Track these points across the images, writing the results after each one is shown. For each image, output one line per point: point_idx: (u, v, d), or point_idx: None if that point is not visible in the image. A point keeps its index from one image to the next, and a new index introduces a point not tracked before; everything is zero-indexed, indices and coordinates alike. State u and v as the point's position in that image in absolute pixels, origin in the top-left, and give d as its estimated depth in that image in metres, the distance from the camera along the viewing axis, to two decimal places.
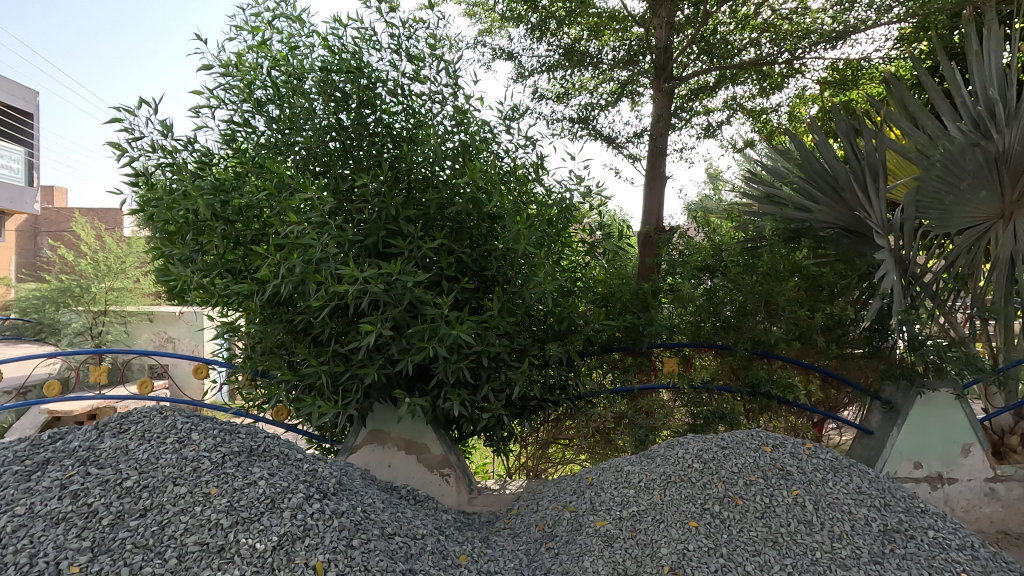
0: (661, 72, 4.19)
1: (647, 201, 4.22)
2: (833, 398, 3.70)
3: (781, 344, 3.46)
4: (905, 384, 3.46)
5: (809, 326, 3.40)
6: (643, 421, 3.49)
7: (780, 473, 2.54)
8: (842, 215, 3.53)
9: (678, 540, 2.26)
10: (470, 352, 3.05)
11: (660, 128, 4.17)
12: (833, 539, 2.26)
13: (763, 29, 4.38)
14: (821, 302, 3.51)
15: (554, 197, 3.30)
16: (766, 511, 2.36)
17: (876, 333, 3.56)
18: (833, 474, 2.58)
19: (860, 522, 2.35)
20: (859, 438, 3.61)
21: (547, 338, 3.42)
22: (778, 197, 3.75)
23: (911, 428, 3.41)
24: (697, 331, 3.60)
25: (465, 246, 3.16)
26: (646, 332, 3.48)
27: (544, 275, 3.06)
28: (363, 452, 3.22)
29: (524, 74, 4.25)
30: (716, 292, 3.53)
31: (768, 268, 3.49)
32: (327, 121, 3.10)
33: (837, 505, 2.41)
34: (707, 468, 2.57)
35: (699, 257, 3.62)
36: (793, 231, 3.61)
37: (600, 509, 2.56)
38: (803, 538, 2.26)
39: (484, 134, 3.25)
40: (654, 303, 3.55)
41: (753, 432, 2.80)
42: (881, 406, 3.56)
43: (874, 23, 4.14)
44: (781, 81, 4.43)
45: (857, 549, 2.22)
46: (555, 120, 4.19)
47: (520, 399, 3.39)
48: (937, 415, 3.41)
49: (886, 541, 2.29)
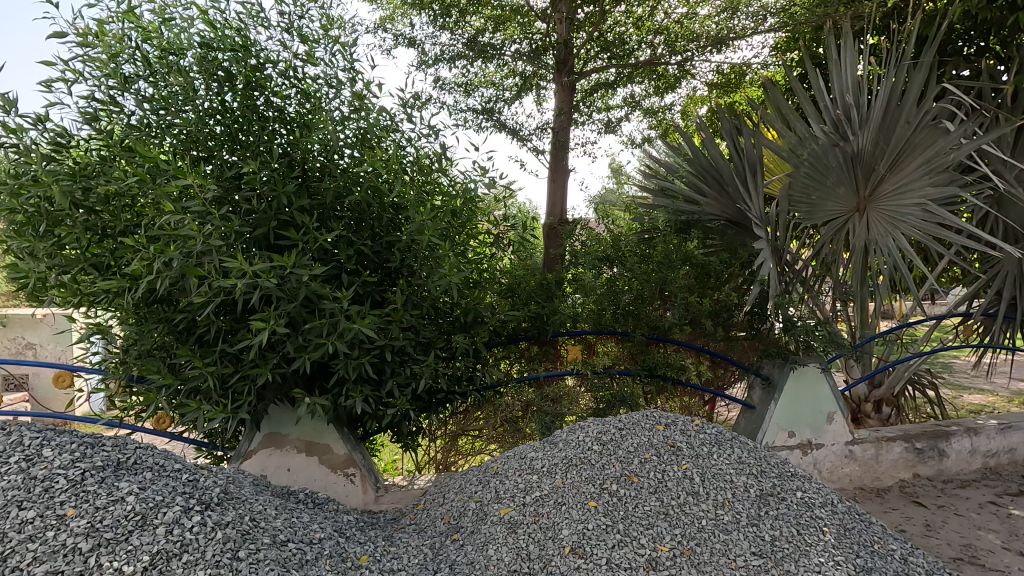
0: (563, 67, 4.34)
1: (551, 194, 4.32)
2: (721, 376, 4.03)
3: (675, 329, 3.68)
4: (780, 361, 3.82)
5: (698, 311, 3.65)
6: (549, 408, 3.60)
7: (671, 449, 2.69)
8: (727, 208, 3.86)
9: (578, 520, 2.33)
10: (372, 347, 2.96)
11: (563, 122, 4.33)
12: (717, 507, 2.42)
13: (657, 32, 4.60)
14: (709, 289, 3.76)
15: (458, 187, 3.24)
16: (658, 486, 2.49)
17: (756, 317, 3.89)
18: (717, 447, 2.75)
19: (739, 489, 2.53)
20: (744, 412, 4.01)
21: (453, 330, 3.41)
22: (670, 190, 4.01)
23: (785, 402, 3.81)
24: (598, 319, 3.72)
25: (365, 238, 3.06)
26: (551, 321, 3.58)
27: (449, 266, 3.03)
28: (257, 458, 3.03)
29: (427, 62, 4.17)
30: (616, 282, 3.70)
31: (662, 258, 3.69)
32: (211, 103, 2.86)
33: (720, 475, 2.58)
34: (605, 450, 2.67)
35: (600, 248, 3.79)
36: (684, 222, 3.94)
37: (504, 496, 2.58)
38: (691, 508, 2.40)
39: (385, 121, 3.14)
40: (558, 293, 3.65)
41: (647, 413, 2.94)
42: (761, 382, 3.95)
43: (754, 31, 4.46)
44: (673, 82, 4.71)
45: (736, 514, 2.39)
46: (458, 110, 4.14)
47: (426, 393, 3.35)
48: (806, 387, 3.86)
49: (762, 504, 2.48)
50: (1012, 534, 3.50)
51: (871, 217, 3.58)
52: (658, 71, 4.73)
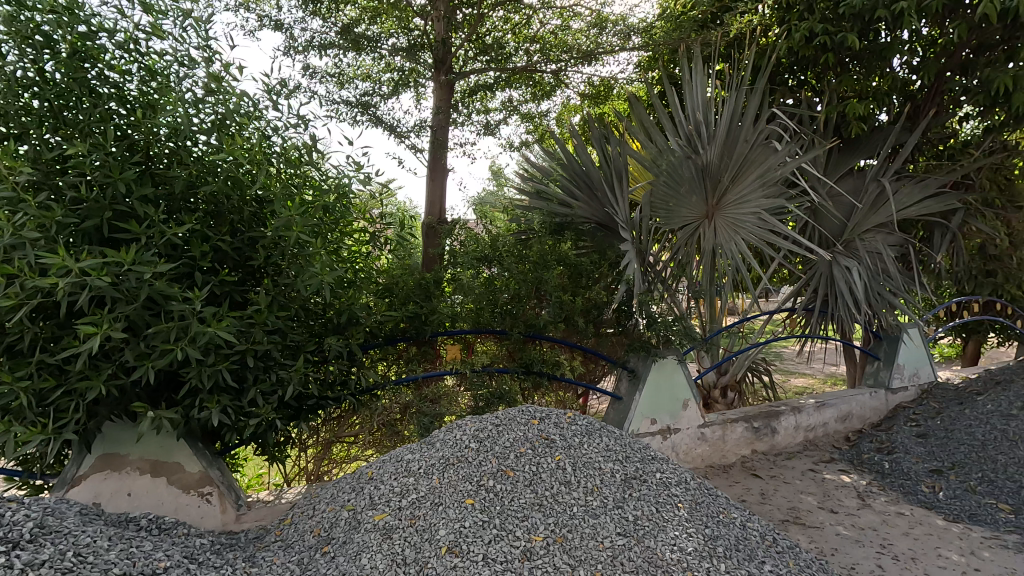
0: (441, 66, 4.32)
1: (429, 193, 4.28)
2: (593, 370, 4.26)
3: (550, 326, 3.82)
4: (643, 354, 4.16)
5: (571, 309, 3.82)
6: (428, 409, 3.53)
7: (545, 442, 2.79)
8: (596, 211, 4.12)
9: (455, 519, 2.33)
10: (231, 353, 2.71)
11: (441, 121, 4.30)
12: (587, 493, 2.55)
13: (532, 40, 4.76)
14: (581, 288, 3.95)
15: (331, 182, 3.09)
16: (533, 478, 2.57)
17: (622, 315, 4.18)
18: (587, 437, 2.91)
19: (607, 475, 2.68)
20: (613, 403, 4.28)
21: (325, 332, 3.23)
22: (545, 193, 4.18)
23: (649, 392, 4.18)
24: (477, 318, 3.75)
25: (223, 233, 2.79)
26: (429, 321, 3.54)
27: (321, 266, 2.87)
28: (89, 484, 2.65)
29: (296, 48, 3.92)
30: (494, 282, 3.77)
31: (538, 259, 3.80)
32: (25, 71, 2.44)
33: (589, 463, 2.72)
34: (482, 447, 2.70)
35: (479, 248, 3.83)
36: (558, 224, 4.14)
37: (379, 502, 2.50)
38: (563, 497, 2.50)
39: (247, 107, 2.90)
40: (436, 293, 3.62)
41: (522, 408, 3.02)
42: (627, 374, 4.24)
43: (620, 48, 4.78)
44: (548, 90, 4.91)
45: (604, 499, 2.53)
46: (331, 102, 3.95)
47: (295, 400, 3.14)
48: (666, 378, 4.26)
49: (627, 487, 2.65)
50: (826, 495, 4.13)
51: (718, 223, 4.02)
52: (534, 78, 4.90)
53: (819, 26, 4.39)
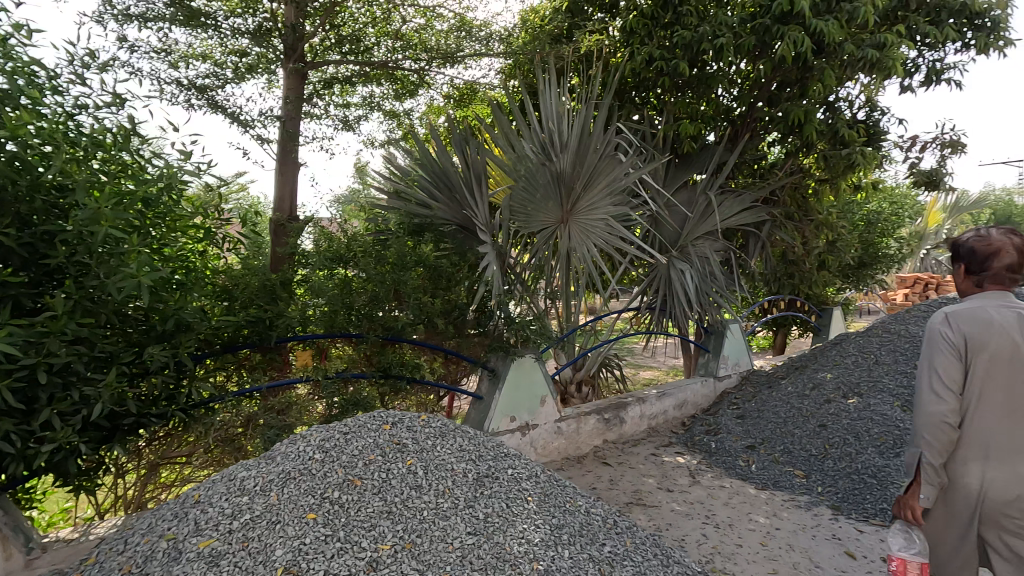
0: (291, 53, 4.05)
1: (279, 188, 3.99)
2: (454, 372, 4.29)
3: (408, 329, 3.76)
4: (503, 354, 4.28)
5: (430, 311, 3.79)
6: (273, 421, 3.28)
7: (396, 447, 2.73)
8: (456, 213, 4.14)
9: (293, 537, 2.19)
10: (15, 368, 2.28)
11: (291, 112, 4.02)
12: (438, 496, 2.54)
13: (394, 37, 4.66)
14: (440, 290, 3.94)
15: (153, 171, 2.74)
16: (382, 486, 2.50)
17: (481, 316, 4.25)
18: (441, 439, 2.90)
19: (459, 475, 2.70)
20: (473, 404, 4.34)
21: (146, 341, 2.86)
22: (404, 193, 4.11)
23: (508, 390, 4.31)
24: (330, 321, 3.57)
25: (6, 225, 2.34)
26: (275, 326, 3.30)
27: (139, 265, 2.52)
28: None
29: (115, 17, 3.43)
30: (351, 283, 3.64)
31: (395, 260, 3.71)
32: None
33: (442, 465, 2.72)
34: (327, 457, 2.57)
35: (334, 248, 3.68)
36: (417, 226, 4.10)
37: (206, 527, 2.26)
38: (413, 502, 2.47)
39: (41, 78, 2.47)
40: (284, 295, 3.39)
41: (373, 414, 2.94)
42: (488, 374, 4.36)
43: (482, 54, 4.86)
44: (410, 89, 4.84)
45: (455, 500, 2.54)
46: (161, 82, 3.52)
47: (107, 420, 2.74)
48: (524, 376, 4.42)
49: (478, 486, 2.68)
50: (664, 476, 4.56)
51: (573, 228, 4.27)
52: (396, 76, 4.80)
53: (656, 52, 4.92)
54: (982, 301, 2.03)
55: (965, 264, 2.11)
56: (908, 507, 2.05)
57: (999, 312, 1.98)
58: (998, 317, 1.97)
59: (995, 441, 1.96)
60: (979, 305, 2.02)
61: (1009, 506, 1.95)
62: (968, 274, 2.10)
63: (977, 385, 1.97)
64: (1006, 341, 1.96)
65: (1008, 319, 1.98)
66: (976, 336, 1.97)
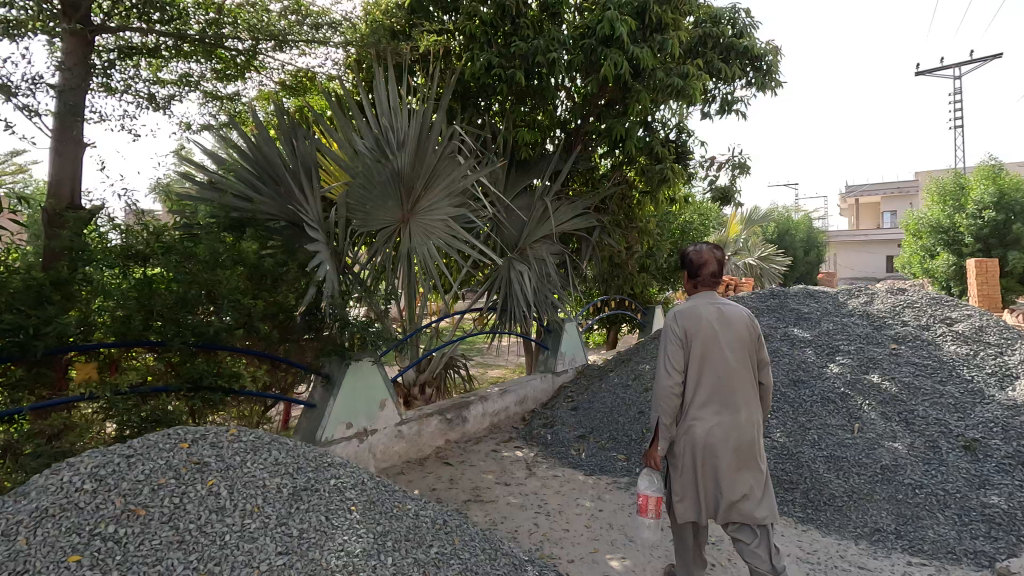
0: (73, 12, 3.47)
1: (55, 171, 3.35)
2: (282, 379, 3.97)
3: (224, 334, 3.36)
4: (337, 358, 4.06)
5: (251, 314, 3.44)
6: (40, 448, 2.73)
7: (194, 468, 2.47)
8: (282, 208, 3.83)
9: None
10: None
11: (73, 82, 3.41)
12: (244, 516, 2.33)
13: (214, 11, 4.20)
14: (263, 291, 3.60)
15: None
16: (173, 513, 2.25)
17: (312, 319, 3.99)
18: (252, 454, 2.68)
19: (271, 491, 2.50)
20: (305, 412, 4.05)
21: None
22: (220, 182, 3.70)
23: (343, 396, 4.09)
24: (122, 328, 3.09)
25: None
26: (41, 334, 2.76)
27: None
28: None
29: None
30: (153, 282, 3.20)
31: (207, 257, 3.31)
32: None
33: (251, 482, 2.50)
34: (101, 487, 2.26)
35: (127, 243, 3.20)
36: (236, 220, 3.72)
37: None
38: (212, 527, 2.24)
39: None
40: (56, 298, 2.85)
41: (168, 431, 2.63)
42: (321, 381, 4.10)
43: (318, 42, 4.59)
44: (234, 71, 4.40)
45: (265, 519, 2.35)
46: None
47: None
48: (362, 380, 4.25)
49: (294, 501, 2.50)
50: (502, 471, 4.70)
51: (413, 228, 4.23)
52: (217, 54, 4.33)
53: (496, 59, 5.08)
54: (698, 301, 2.71)
55: (689, 276, 2.79)
56: (650, 457, 2.70)
57: (705, 308, 2.64)
58: (700, 311, 2.63)
59: (702, 405, 2.60)
60: (695, 304, 2.67)
61: (720, 455, 2.56)
62: (692, 284, 2.78)
63: (690, 362, 2.61)
64: (705, 329, 2.61)
65: (709, 312, 2.63)
66: (685, 326, 2.61)
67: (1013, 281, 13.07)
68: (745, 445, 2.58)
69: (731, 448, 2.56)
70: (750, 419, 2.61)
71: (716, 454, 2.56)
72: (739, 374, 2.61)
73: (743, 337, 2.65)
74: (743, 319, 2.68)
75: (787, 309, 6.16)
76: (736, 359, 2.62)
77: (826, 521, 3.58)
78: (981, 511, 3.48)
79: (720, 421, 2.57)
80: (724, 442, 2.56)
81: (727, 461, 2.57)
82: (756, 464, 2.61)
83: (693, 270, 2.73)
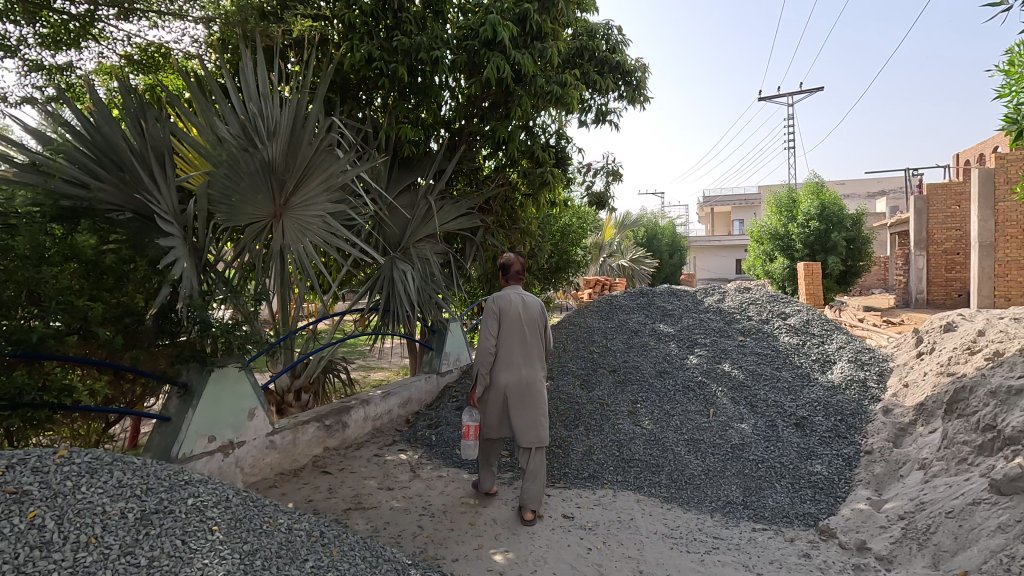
0: None
1: None
2: (127, 391, 3.53)
3: (53, 341, 2.89)
4: (197, 365, 3.66)
5: (87, 317, 2.99)
6: None
7: (11, 499, 2.13)
8: (127, 197, 3.38)
9: None
10: None
11: None
12: (77, 550, 2.04)
13: None
14: (104, 291, 3.17)
15: None
16: None
17: (165, 323, 3.57)
18: (88, 477, 2.35)
19: (114, 518, 2.21)
20: (157, 427, 3.61)
21: None
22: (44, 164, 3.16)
23: (205, 407, 3.70)
24: None
25: None
26: None
27: None
28: None
29: None
30: None
31: (28, 251, 2.83)
32: None
33: (87, 510, 2.20)
34: None
35: None
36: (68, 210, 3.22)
37: None
38: (34, 566, 1.94)
39: None
40: None
41: None
42: (177, 391, 3.68)
43: None
44: None
45: (104, 550, 2.08)
46: None
47: None
48: (227, 388, 3.89)
49: (142, 527, 2.23)
50: (385, 475, 4.56)
51: (286, 224, 3.96)
52: None
53: (377, 51, 4.93)
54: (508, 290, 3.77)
55: (503, 273, 3.86)
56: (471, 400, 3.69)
57: (511, 294, 3.69)
58: (508, 296, 3.67)
59: (500, 360, 3.64)
60: (505, 292, 3.72)
61: (509, 395, 3.63)
62: (506, 280, 3.85)
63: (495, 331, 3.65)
64: (508, 309, 3.64)
65: (513, 297, 3.67)
66: (496, 305, 3.63)
67: (830, 282, 15.43)
68: (527, 390, 3.63)
69: (513, 390, 3.62)
70: (527, 372, 3.66)
71: (506, 393, 3.63)
72: (527, 343, 3.68)
73: (535, 318, 3.71)
74: (538, 308, 3.74)
75: (654, 307, 6.70)
76: (527, 333, 3.68)
77: (687, 498, 3.94)
78: (808, 478, 4.04)
79: (512, 372, 3.65)
80: (513, 387, 3.63)
81: (508, 400, 3.64)
82: (535, 406, 3.63)
83: (504, 269, 3.80)
